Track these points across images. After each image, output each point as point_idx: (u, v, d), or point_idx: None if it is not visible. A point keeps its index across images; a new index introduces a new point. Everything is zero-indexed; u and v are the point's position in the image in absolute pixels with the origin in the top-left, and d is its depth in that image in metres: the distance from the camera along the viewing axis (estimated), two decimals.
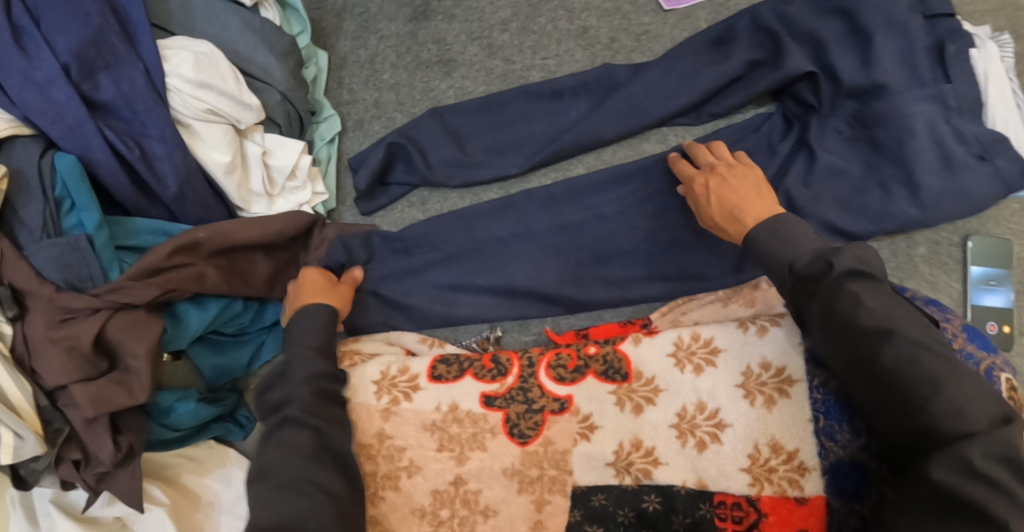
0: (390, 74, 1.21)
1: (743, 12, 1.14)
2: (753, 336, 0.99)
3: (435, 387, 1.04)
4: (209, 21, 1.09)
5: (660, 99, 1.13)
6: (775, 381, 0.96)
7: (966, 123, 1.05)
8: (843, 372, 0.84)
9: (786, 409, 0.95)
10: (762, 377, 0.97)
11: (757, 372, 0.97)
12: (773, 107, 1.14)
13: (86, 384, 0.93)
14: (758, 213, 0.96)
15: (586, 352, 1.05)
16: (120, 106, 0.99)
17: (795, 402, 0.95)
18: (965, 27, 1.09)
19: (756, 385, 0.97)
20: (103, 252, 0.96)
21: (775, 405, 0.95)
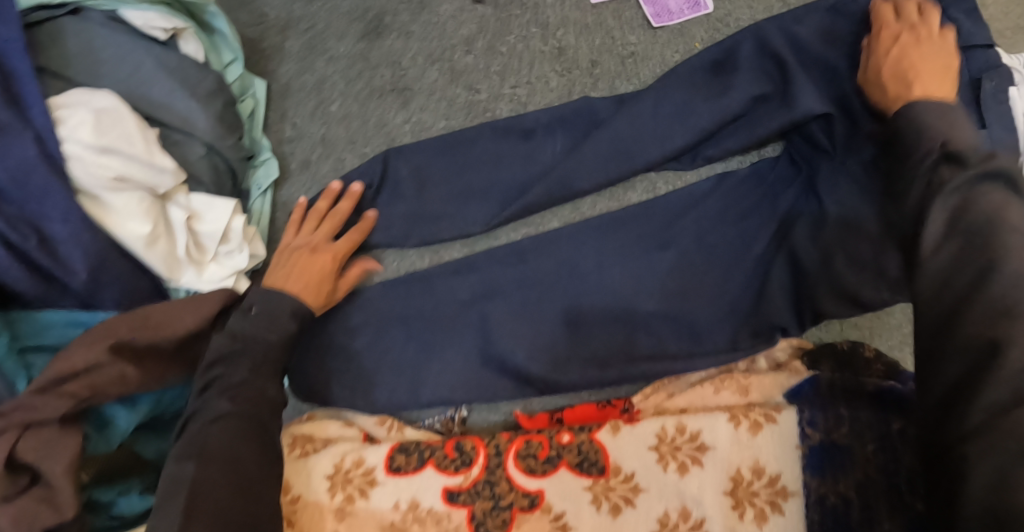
0: (337, 105, 1.05)
1: (745, 32, 0.98)
2: (745, 433, 0.88)
3: (394, 482, 0.91)
4: (118, 61, 0.93)
5: (648, 140, 0.97)
6: (767, 493, 0.85)
7: None
8: (919, 242, 0.66)
9: (778, 526, 0.83)
10: (753, 485, 0.85)
11: (747, 478, 0.86)
12: (780, 146, 0.99)
13: (5, 506, 0.82)
14: (930, 87, 0.81)
15: (558, 440, 0.92)
16: (8, 186, 0.85)
17: (789, 521, 0.83)
18: (1005, 60, 0.93)
19: (746, 494, 0.85)
20: (5, 361, 0.85)
21: (767, 521, 0.83)
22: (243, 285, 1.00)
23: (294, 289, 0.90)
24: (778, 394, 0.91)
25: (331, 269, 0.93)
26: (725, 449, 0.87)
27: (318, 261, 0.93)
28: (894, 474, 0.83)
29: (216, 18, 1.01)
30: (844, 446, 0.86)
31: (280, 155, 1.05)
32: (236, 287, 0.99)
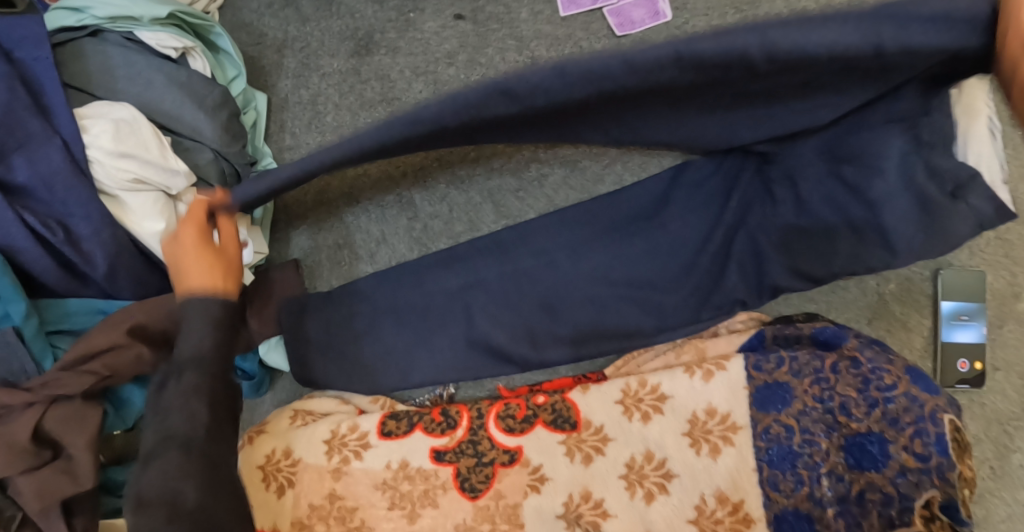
0: (331, 116, 1.14)
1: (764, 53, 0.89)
2: (699, 382, 1.03)
3: (386, 445, 1.05)
4: (131, 79, 1.02)
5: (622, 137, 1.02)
6: (720, 430, 1.01)
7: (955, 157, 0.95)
8: None
9: (729, 458, 1.00)
10: (707, 425, 1.01)
11: (702, 420, 1.02)
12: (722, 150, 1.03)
13: (32, 474, 0.93)
14: None
15: (535, 401, 1.06)
16: (38, 188, 0.95)
17: (737, 452, 1.00)
18: None
19: (702, 433, 1.01)
20: (34, 342, 0.94)
21: (719, 454, 1.00)
22: (248, 279, 1.08)
23: (196, 285, 0.89)
24: (730, 349, 1.05)
25: (202, 239, 0.92)
26: (681, 398, 1.03)
27: (183, 236, 0.92)
28: (830, 403, 0.99)
29: (221, 37, 1.09)
30: (784, 383, 1.01)
31: (280, 161, 1.15)
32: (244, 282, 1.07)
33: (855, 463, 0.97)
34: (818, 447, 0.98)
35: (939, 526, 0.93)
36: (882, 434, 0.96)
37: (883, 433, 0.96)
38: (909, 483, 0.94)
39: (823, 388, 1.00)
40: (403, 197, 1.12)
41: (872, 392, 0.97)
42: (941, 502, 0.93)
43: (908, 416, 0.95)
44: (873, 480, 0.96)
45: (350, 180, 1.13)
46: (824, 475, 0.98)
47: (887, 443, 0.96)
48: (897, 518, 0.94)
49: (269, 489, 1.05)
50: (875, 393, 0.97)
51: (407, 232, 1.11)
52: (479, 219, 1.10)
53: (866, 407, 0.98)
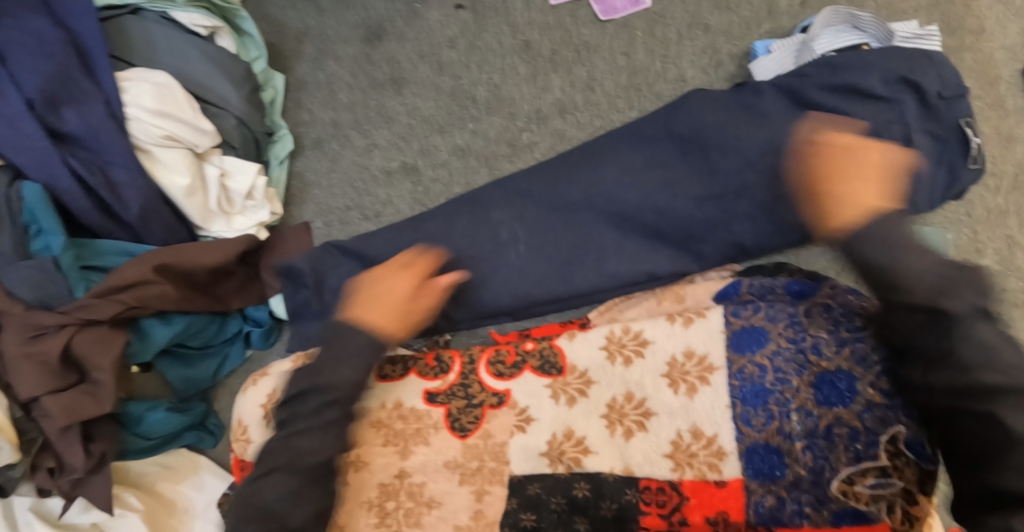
0: (344, 94, 1.27)
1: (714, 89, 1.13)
2: (679, 328, 1.04)
3: (381, 387, 1.07)
4: (168, 51, 1.16)
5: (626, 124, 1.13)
6: (697, 370, 1.01)
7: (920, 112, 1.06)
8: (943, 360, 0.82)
9: (706, 396, 1.00)
10: (685, 366, 1.02)
11: (681, 362, 1.02)
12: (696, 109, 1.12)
13: (57, 395, 1.01)
14: (858, 207, 0.90)
15: (524, 348, 1.08)
16: (84, 137, 1.07)
17: (714, 390, 1.00)
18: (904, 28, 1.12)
19: (680, 374, 1.01)
20: (70, 273, 1.04)
21: (697, 392, 1.00)
22: (264, 235, 1.19)
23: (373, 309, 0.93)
24: (709, 299, 1.07)
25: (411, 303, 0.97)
26: (661, 342, 1.03)
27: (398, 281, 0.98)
28: (802, 344, 0.99)
29: (245, 20, 1.23)
30: (760, 329, 1.01)
31: (295, 134, 1.26)
32: (258, 236, 1.18)
33: (823, 399, 0.95)
34: (788, 385, 0.97)
35: (904, 463, 0.91)
36: (851, 372, 0.95)
37: (852, 370, 0.95)
38: (874, 418, 0.92)
39: (796, 331, 1.00)
40: (407, 164, 1.22)
41: (842, 333, 0.98)
42: (907, 439, 0.91)
43: (875, 355, 0.95)
44: (840, 415, 0.94)
45: (360, 150, 1.24)
46: (793, 410, 0.96)
47: (855, 380, 0.95)
48: (864, 452, 0.92)
49: (268, 426, 1.05)
50: (844, 334, 0.97)
51: (409, 194, 1.21)
52: (475, 181, 1.20)
53: (836, 346, 0.97)
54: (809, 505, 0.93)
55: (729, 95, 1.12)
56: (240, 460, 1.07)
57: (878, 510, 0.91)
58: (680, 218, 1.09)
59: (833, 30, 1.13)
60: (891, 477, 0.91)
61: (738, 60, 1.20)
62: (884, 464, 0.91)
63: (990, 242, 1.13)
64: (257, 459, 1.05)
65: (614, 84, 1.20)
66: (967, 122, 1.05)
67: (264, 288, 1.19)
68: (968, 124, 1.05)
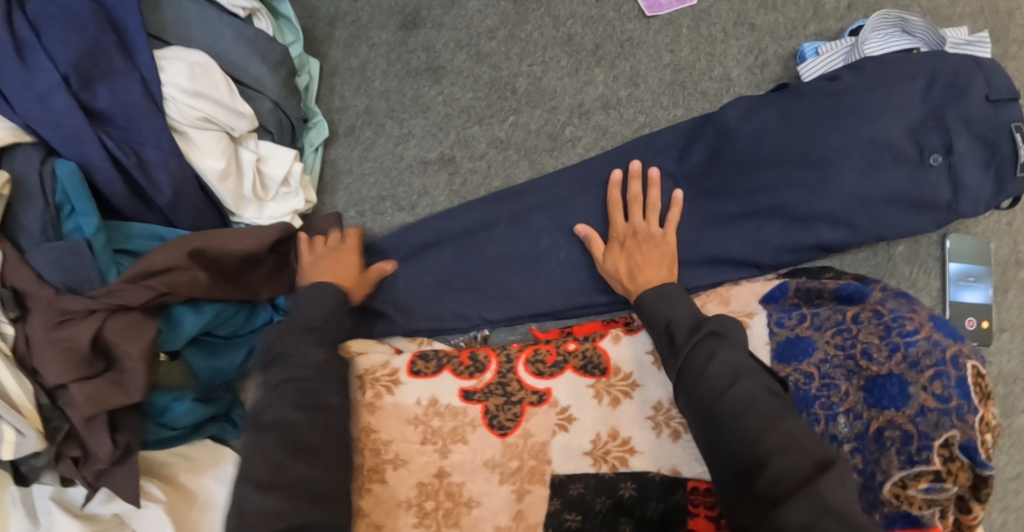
0: (379, 81, 1.24)
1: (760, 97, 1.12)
2: None
3: (416, 382, 1.04)
4: (203, 31, 1.12)
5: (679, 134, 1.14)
6: None
7: (972, 114, 1.03)
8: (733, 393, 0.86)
9: None
10: None
11: None
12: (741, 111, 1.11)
13: (84, 383, 0.98)
14: (652, 277, 1.01)
15: (566, 348, 1.05)
16: (117, 115, 1.03)
17: None
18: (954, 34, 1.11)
19: None
20: (101, 255, 1.01)
21: None
22: (298, 223, 1.16)
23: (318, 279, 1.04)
24: (755, 301, 1.07)
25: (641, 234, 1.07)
26: None
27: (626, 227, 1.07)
28: (852, 350, 0.98)
29: (283, 3, 1.20)
30: (806, 337, 1.02)
31: (329, 121, 1.24)
32: (292, 224, 1.16)
33: (874, 402, 0.94)
34: (836, 389, 0.98)
35: (959, 467, 0.88)
36: (902, 376, 0.92)
37: (904, 374, 0.92)
38: (928, 422, 0.89)
39: (845, 337, 0.99)
40: (444, 155, 1.20)
41: (893, 336, 0.94)
42: (962, 444, 0.88)
43: (929, 358, 0.91)
44: (892, 418, 0.92)
45: (395, 139, 1.21)
46: (841, 413, 0.97)
47: (906, 384, 0.92)
48: (915, 455, 0.90)
49: None
50: (896, 338, 0.94)
51: (447, 186, 1.19)
52: (515, 175, 1.18)
53: (888, 350, 0.94)
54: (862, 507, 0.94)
55: (778, 96, 1.11)
56: None
57: (931, 513, 0.90)
58: (721, 219, 1.11)
59: (881, 33, 1.12)
60: (945, 482, 0.89)
61: (784, 62, 1.18)
62: (937, 467, 0.89)
63: None
64: None
65: (658, 80, 1.19)
66: (1018, 128, 1.03)
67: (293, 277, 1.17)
68: (1018, 130, 1.02)
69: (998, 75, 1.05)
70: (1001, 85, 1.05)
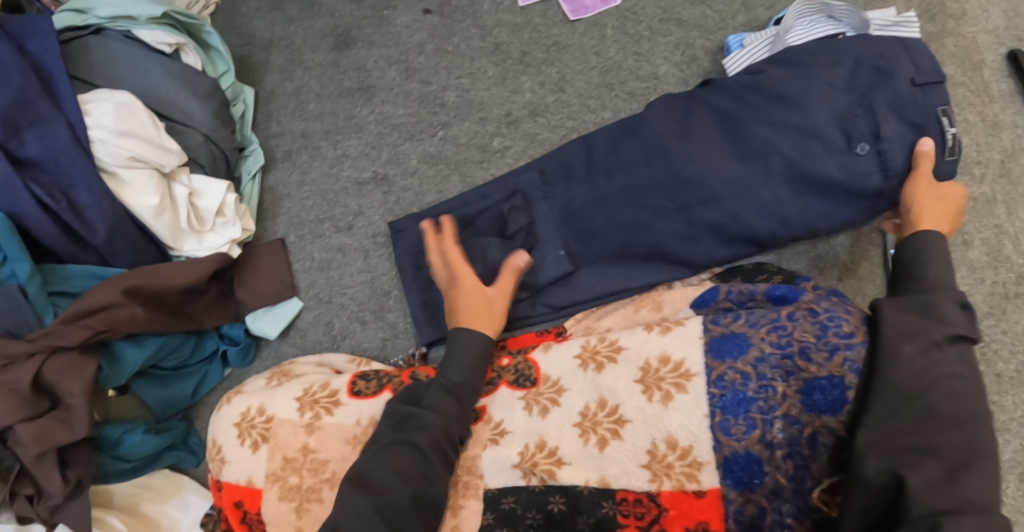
0: (314, 104, 1.24)
1: (683, 96, 1.11)
2: (656, 334, 1.01)
3: (355, 403, 1.05)
4: (131, 70, 1.13)
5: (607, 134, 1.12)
6: (673, 376, 0.97)
7: (906, 85, 1.00)
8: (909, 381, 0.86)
9: (682, 403, 0.96)
10: (660, 372, 0.98)
11: (655, 367, 0.99)
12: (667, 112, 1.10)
13: (30, 423, 1.01)
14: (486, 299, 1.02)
15: (500, 365, 1.07)
16: (46, 161, 1.04)
17: (692, 397, 0.96)
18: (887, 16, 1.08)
19: (654, 380, 0.98)
20: (36, 300, 1.03)
21: (672, 400, 0.96)
22: (237, 251, 1.18)
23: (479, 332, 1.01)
24: (686, 307, 1.05)
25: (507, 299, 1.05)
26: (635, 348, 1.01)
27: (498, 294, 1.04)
28: (789, 348, 0.95)
29: (211, 35, 1.20)
30: (742, 334, 0.97)
31: (266, 147, 1.25)
32: (230, 253, 1.17)
33: (810, 406, 0.92)
34: (772, 391, 0.94)
35: None
36: (841, 380, 0.91)
37: (844, 378, 0.91)
38: None
39: (780, 335, 0.96)
40: (378, 174, 1.20)
41: (830, 338, 0.93)
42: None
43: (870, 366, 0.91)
44: (828, 423, 0.91)
45: (329, 161, 1.22)
46: (778, 417, 0.93)
47: (845, 388, 0.91)
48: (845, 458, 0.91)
49: (243, 445, 1.04)
50: (833, 339, 0.93)
51: (382, 205, 1.20)
52: (447, 189, 1.19)
53: (827, 352, 0.93)
54: (790, 514, 0.91)
55: (704, 92, 1.09)
56: (217, 480, 1.06)
57: None
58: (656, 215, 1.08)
59: (806, 20, 1.10)
60: None
61: (713, 55, 1.16)
62: None
63: (977, 233, 1.10)
64: (233, 478, 1.04)
65: (586, 83, 1.17)
66: (946, 110, 0.99)
67: (238, 306, 1.18)
68: (946, 112, 0.99)
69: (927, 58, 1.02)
70: (929, 67, 1.00)
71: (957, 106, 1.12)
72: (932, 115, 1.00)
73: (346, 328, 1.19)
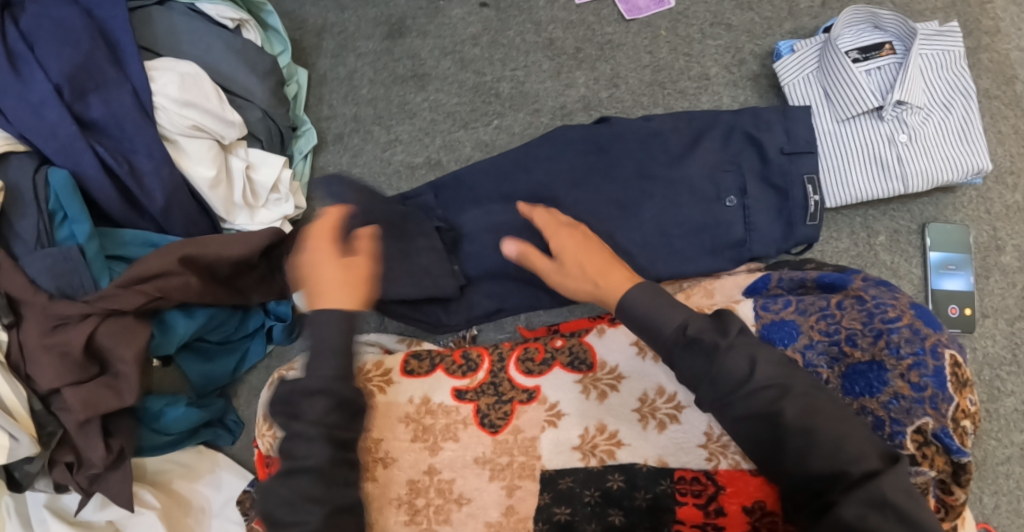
0: (367, 89, 1.26)
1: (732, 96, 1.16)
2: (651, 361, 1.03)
3: (408, 382, 1.04)
4: (194, 43, 1.14)
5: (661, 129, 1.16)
6: (668, 408, 1.00)
7: None
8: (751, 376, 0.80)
9: (676, 433, 0.99)
10: (657, 403, 1.00)
11: (653, 397, 1.01)
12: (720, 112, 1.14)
13: (78, 387, 1.00)
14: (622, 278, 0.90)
15: (552, 345, 1.06)
16: (110, 125, 1.05)
17: (684, 428, 0.99)
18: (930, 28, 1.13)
19: (650, 409, 1.00)
20: (94, 262, 1.02)
21: (667, 428, 0.99)
22: (288, 228, 1.18)
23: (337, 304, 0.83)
24: (738, 292, 1.06)
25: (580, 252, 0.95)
26: None
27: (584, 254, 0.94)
28: (836, 336, 0.97)
29: (271, 15, 1.22)
30: (789, 320, 1.00)
31: (318, 129, 1.26)
32: (282, 229, 1.17)
33: (849, 390, 0.95)
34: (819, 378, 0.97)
35: (933, 452, 0.89)
36: (882, 364, 0.92)
37: (883, 361, 0.92)
38: (901, 408, 0.90)
39: (829, 322, 0.97)
40: (431, 159, 1.23)
41: (876, 323, 0.94)
42: (934, 430, 0.89)
43: (909, 346, 0.91)
44: (865, 404, 0.93)
45: (382, 145, 1.24)
46: None
47: (884, 370, 0.92)
48: (889, 441, 0.91)
49: None
50: (878, 325, 0.93)
51: None
52: None
53: (872, 337, 0.94)
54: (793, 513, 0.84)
55: None
56: (267, 457, 1.04)
57: None
58: (710, 204, 1.10)
59: (853, 29, 1.16)
60: (920, 466, 0.90)
61: (761, 60, 1.21)
62: (910, 452, 0.90)
63: (1009, 238, 1.15)
64: None
65: (637, 81, 1.22)
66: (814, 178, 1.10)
67: (285, 283, 1.17)
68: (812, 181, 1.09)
69: (945, 76, 1.12)
70: (941, 88, 1.12)
71: (990, 118, 1.18)
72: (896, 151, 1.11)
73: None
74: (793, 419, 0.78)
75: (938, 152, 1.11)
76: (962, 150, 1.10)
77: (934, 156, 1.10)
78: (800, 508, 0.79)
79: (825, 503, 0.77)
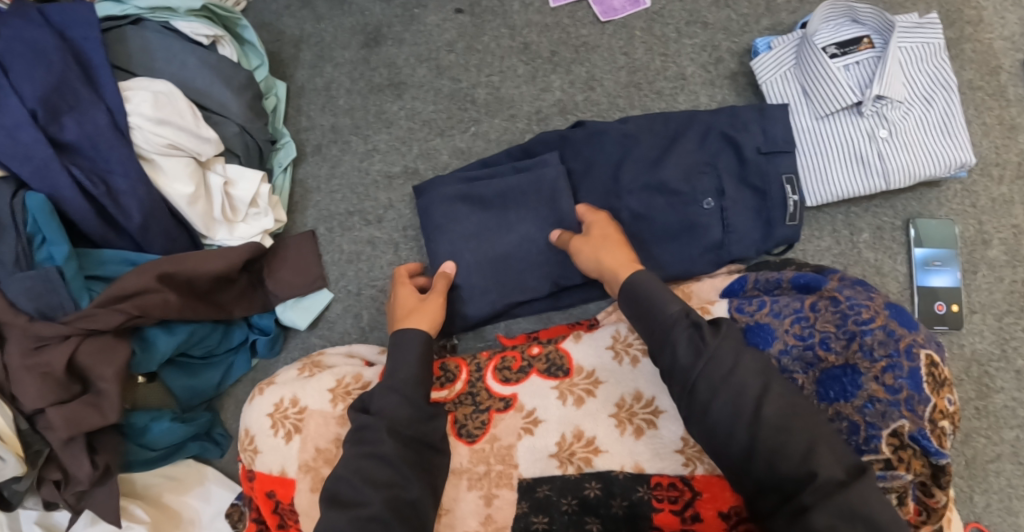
0: (344, 99, 1.26)
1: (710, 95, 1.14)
2: (628, 367, 1.02)
3: None
4: (168, 60, 1.14)
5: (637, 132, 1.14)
6: (645, 413, 0.99)
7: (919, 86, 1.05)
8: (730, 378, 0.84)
9: (655, 439, 0.98)
10: (635, 408, 1.00)
11: (630, 403, 1.00)
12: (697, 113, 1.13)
13: (61, 407, 1.01)
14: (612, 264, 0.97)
15: (529, 353, 1.06)
16: (85, 146, 1.05)
17: (662, 434, 0.98)
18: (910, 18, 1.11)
19: (627, 414, 1.00)
20: (73, 282, 1.03)
21: (644, 435, 0.99)
22: (268, 242, 1.19)
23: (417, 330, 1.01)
24: (715, 294, 1.06)
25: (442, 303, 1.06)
26: None
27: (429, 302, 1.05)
28: (811, 339, 0.96)
29: (246, 29, 1.22)
30: (766, 324, 0.99)
31: (297, 141, 1.26)
32: (262, 243, 1.18)
33: (826, 394, 0.93)
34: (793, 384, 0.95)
35: (910, 455, 0.88)
36: (856, 366, 0.91)
37: (857, 364, 0.91)
38: (876, 412, 0.89)
39: (803, 326, 0.97)
40: (409, 168, 1.23)
41: (850, 325, 0.93)
42: (911, 432, 0.87)
43: (883, 348, 0.90)
44: (840, 409, 0.92)
45: (360, 155, 1.24)
46: None
47: (859, 374, 0.91)
48: (864, 444, 0.89)
49: (276, 435, 1.03)
50: (852, 327, 0.93)
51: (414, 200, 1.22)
52: None
53: (845, 340, 0.93)
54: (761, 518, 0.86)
55: None
56: (249, 470, 1.05)
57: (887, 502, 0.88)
58: (687, 207, 1.09)
59: (832, 23, 1.15)
60: (897, 470, 0.88)
61: (738, 57, 1.20)
62: (887, 456, 0.88)
63: (996, 232, 1.13)
64: (266, 468, 1.03)
65: (614, 83, 1.21)
66: (790, 178, 1.09)
67: (267, 296, 1.18)
68: (789, 181, 1.08)
69: (923, 69, 1.11)
70: (921, 80, 1.10)
71: (974, 109, 1.16)
72: (875, 146, 1.10)
73: (375, 319, 1.21)
74: (769, 417, 0.82)
75: (918, 146, 1.09)
76: (943, 144, 1.09)
77: (913, 151, 1.09)
78: (770, 513, 0.82)
79: (799, 506, 0.79)
